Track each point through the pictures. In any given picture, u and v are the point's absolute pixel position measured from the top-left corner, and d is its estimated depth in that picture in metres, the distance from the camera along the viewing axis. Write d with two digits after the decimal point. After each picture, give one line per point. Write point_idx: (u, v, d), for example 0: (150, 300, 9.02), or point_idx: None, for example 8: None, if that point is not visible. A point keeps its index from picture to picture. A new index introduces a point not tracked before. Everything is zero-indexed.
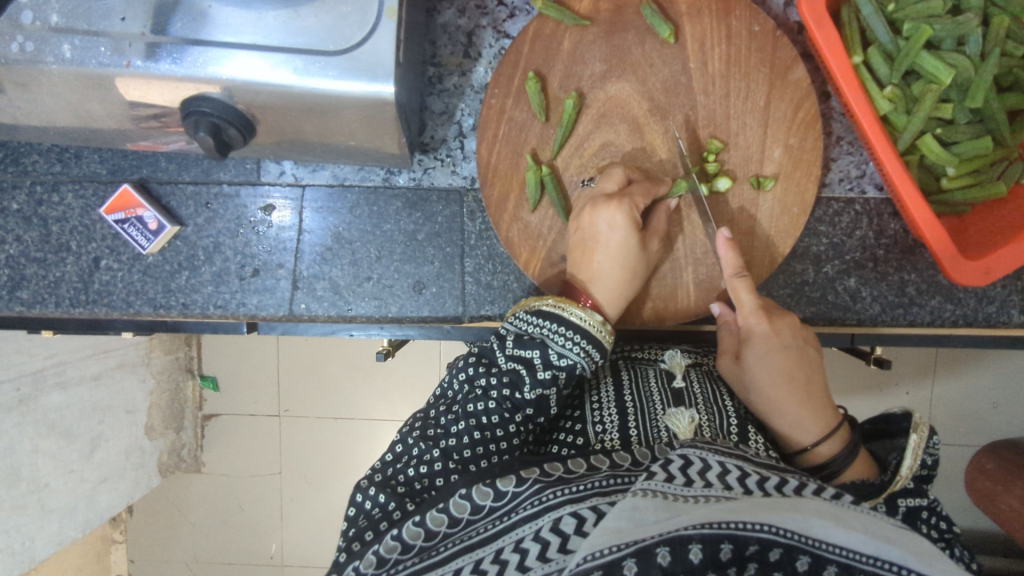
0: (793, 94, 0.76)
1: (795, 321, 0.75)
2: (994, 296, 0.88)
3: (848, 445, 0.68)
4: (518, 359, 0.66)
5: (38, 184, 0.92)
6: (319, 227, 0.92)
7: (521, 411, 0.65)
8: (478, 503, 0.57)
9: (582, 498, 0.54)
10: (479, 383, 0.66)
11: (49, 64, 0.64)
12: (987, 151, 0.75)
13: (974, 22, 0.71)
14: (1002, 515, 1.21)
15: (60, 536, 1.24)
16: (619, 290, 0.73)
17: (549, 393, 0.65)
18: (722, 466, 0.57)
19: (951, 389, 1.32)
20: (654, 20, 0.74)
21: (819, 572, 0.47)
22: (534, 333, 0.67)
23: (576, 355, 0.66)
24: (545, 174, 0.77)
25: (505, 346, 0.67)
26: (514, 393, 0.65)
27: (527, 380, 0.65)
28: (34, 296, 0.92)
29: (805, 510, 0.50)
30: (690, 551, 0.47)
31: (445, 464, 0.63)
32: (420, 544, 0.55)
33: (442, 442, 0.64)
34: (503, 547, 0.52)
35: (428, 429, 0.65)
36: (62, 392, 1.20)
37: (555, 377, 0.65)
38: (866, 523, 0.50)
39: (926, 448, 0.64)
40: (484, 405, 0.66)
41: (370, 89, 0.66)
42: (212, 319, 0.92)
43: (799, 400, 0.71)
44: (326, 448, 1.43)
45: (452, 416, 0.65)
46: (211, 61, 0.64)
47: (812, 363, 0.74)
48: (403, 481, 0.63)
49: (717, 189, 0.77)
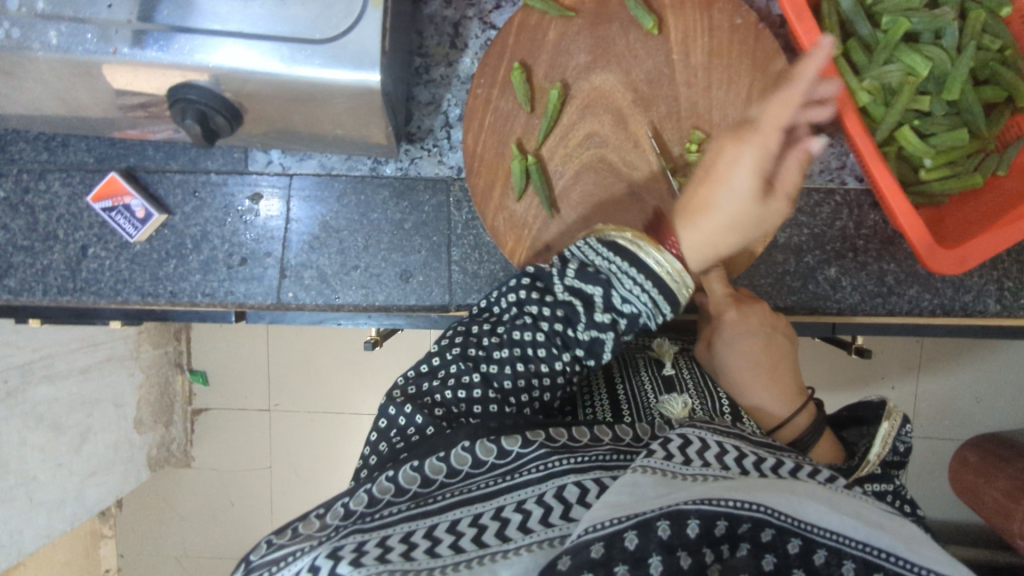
0: (774, 85, 0.77)
1: (763, 309, 0.81)
2: (970, 285, 0.90)
3: (815, 421, 0.72)
4: (578, 292, 0.66)
5: (25, 172, 0.92)
6: (306, 216, 0.92)
7: (570, 349, 0.65)
8: (480, 458, 0.56)
9: (586, 470, 0.56)
10: (529, 311, 0.66)
11: (35, 51, 0.64)
12: (962, 143, 0.76)
13: (951, 15, 0.73)
14: (984, 507, 1.23)
15: (48, 528, 1.24)
16: (713, 247, 0.71)
17: (605, 336, 0.65)
18: (720, 446, 0.58)
19: (934, 383, 1.34)
20: (637, 11, 0.75)
21: (809, 555, 0.48)
22: (600, 267, 0.67)
23: (642, 304, 0.66)
24: (531, 164, 0.78)
25: (567, 274, 0.67)
26: (568, 328, 0.65)
27: (584, 315, 0.65)
28: (21, 284, 0.92)
29: (799, 493, 0.52)
30: (687, 525, 0.47)
31: (485, 391, 0.63)
32: (415, 489, 0.54)
33: (484, 366, 0.64)
34: (504, 506, 0.52)
35: (469, 348, 0.66)
36: (50, 384, 1.19)
37: (614, 321, 0.65)
38: (857, 510, 0.52)
39: (897, 435, 0.67)
40: (534, 334, 0.65)
41: (357, 78, 0.66)
42: (200, 307, 0.92)
43: (766, 380, 0.76)
44: (316, 441, 1.43)
45: (497, 340, 0.66)
46: (198, 48, 0.64)
47: (779, 347, 0.79)
48: (441, 403, 0.64)
49: None
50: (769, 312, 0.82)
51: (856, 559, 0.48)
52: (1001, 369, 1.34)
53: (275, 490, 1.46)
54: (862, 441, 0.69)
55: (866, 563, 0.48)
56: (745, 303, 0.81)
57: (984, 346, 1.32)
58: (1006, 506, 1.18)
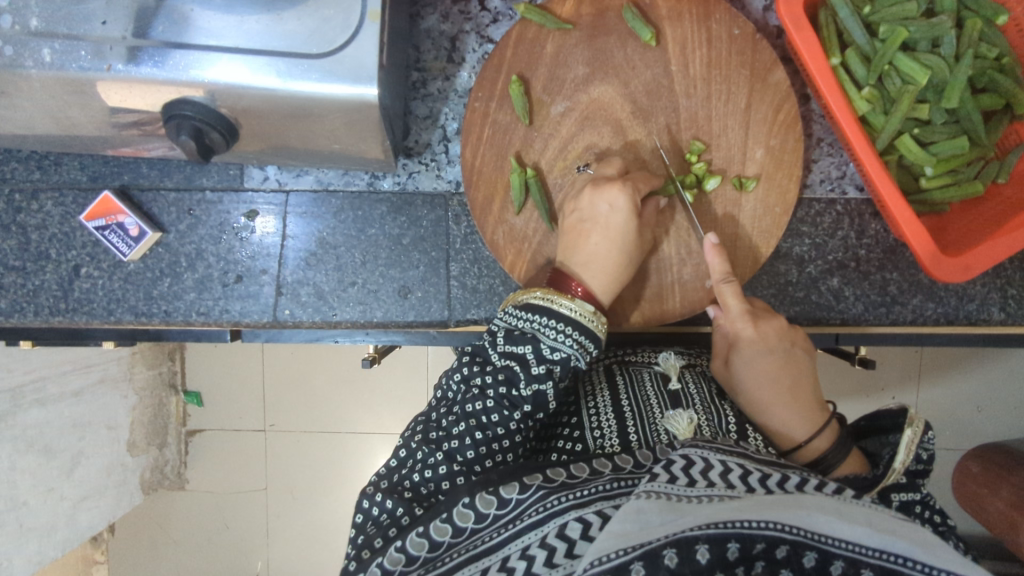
0: (773, 96, 0.77)
1: (781, 324, 0.78)
2: (974, 293, 0.90)
3: (838, 439, 0.72)
4: (511, 355, 0.66)
5: (17, 192, 0.90)
6: (303, 232, 0.91)
7: (520, 409, 0.64)
8: (482, 512, 0.56)
9: (588, 503, 0.54)
10: (475, 382, 0.66)
11: (28, 68, 0.63)
12: (963, 151, 0.76)
13: (948, 23, 0.73)
14: (988, 518, 1.21)
15: (38, 555, 1.19)
16: (611, 276, 0.73)
17: (547, 387, 0.64)
18: (725, 465, 0.57)
19: (937, 393, 1.33)
20: (635, 23, 0.75)
21: (826, 567, 0.47)
22: (525, 328, 0.67)
23: (570, 348, 0.66)
24: (530, 177, 0.77)
25: (498, 343, 0.67)
26: (512, 390, 0.64)
27: (522, 375, 0.64)
28: (11, 306, 0.90)
29: (809, 506, 0.50)
30: (696, 551, 0.47)
31: (450, 466, 0.63)
32: (424, 555, 0.55)
33: (445, 444, 0.63)
34: (510, 555, 0.52)
35: (429, 432, 0.65)
36: (42, 408, 1.15)
37: (550, 371, 0.65)
38: (868, 516, 0.50)
39: (919, 445, 0.64)
40: (483, 404, 0.64)
41: (353, 92, 0.65)
42: (194, 327, 0.91)
43: (788, 400, 0.75)
44: (313, 463, 1.40)
45: (453, 417, 0.65)
46: (194, 63, 0.63)
47: (799, 363, 0.78)
48: (410, 486, 0.62)
49: (705, 188, 0.78)
50: (785, 326, 0.80)
51: (875, 567, 0.47)
52: (1004, 380, 1.32)
53: (271, 514, 1.43)
54: (886, 451, 0.67)
55: (884, 570, 0.47)
56: (761, 318, 0.78)
57: (985, 354, 1.31)
58: (1010, 516, 1.16)
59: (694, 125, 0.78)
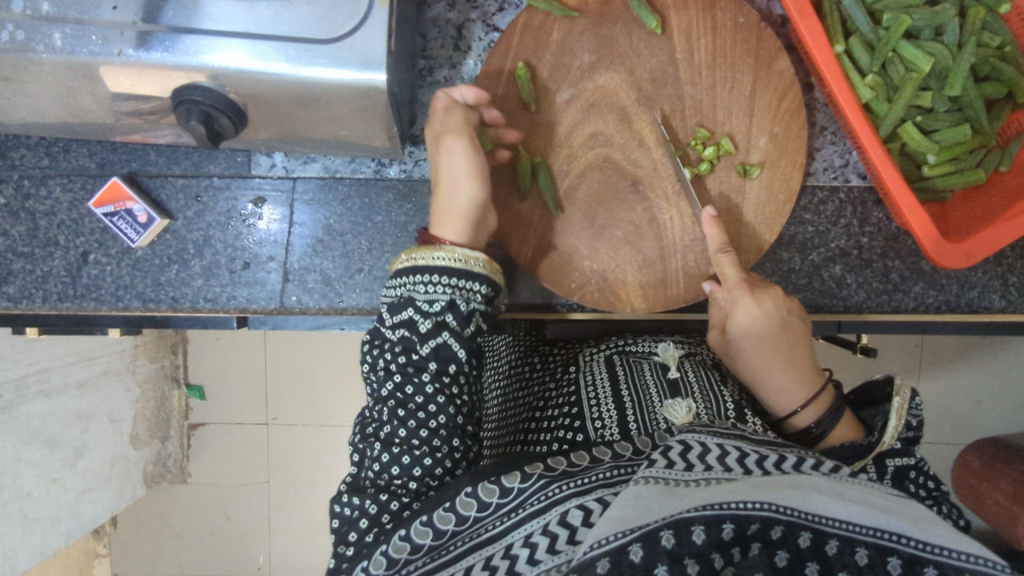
0: (777, 83, 0.78)
1: (777, 293, 0.75)
2: (975, 281, 0.90)
3: (831, 408, 0.71)
4: (398, 324, 0.65)
5: (26, 178, 0.91)
6: (309, 220, 0.92)
7: (427, 370, 0.64)
8: (484, 501, 0.57)
9: (588, 491, 0.55)
10: (381, 365, 0.66)
11: (39, 53, 0.63)
12: (965, 139, 0.77)
13: (950, 12, 0.74)
14: (987, 510, 1.23)
15: (43, 546, 1.19)
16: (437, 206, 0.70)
17: (442, 339, 0.64)
18: (721, 448, 0.57)
19: (936, 386, 1.34)
20: (641, 10, 0.76)
21: (821, 547, 0.48)
22: (401, 294, 0.66)
23: (446, 294, 0.64)
24: (538, 165, 0.78)
25: (386, 320, 0.67)
26: (411, 355, 0.65)
27: (416, 339, 0.64)
28: (21, 291, 0.91)
29: (803, 487, 0.51)
30: (693, 533, 0.48)
31: (389, 452, 0.63)
32: (429, 543, 0.56)
33: (380, 433, 0.64)
34: (513, 542, 0.53)
35: (367, 428, 0.66)
36: (45, 399, 1.15)
37: (438, 323, 0.64)
38: (865, 496, 0.51)
39: (909, 410, 0.65)
40: (393, 382, 0.65)
41: (362, 77, 0.65)
42: (201, 312, 0.92)
43: (787, 370, 0.73)
44: (315, 455, 1.41)
45: (376, 408, 0.65)
46: (204, 49, 0.63)
47: (796, 332, 0.75)
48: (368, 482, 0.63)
49: (723, 151, 0.78)
50: (782, 295, 0.76)
51: (869, 545, 0.48)
52: (1003, 374, 1.33)
53: (274, 506, 1.43)
54: (878, 417, 0.68)
55: (879, 548, 0.48)
56: (758, 288, 0.75)
57: (984, 347, 1.32)
58: (1009, 508, 1.17)
59: (699, 113, 0.78)
